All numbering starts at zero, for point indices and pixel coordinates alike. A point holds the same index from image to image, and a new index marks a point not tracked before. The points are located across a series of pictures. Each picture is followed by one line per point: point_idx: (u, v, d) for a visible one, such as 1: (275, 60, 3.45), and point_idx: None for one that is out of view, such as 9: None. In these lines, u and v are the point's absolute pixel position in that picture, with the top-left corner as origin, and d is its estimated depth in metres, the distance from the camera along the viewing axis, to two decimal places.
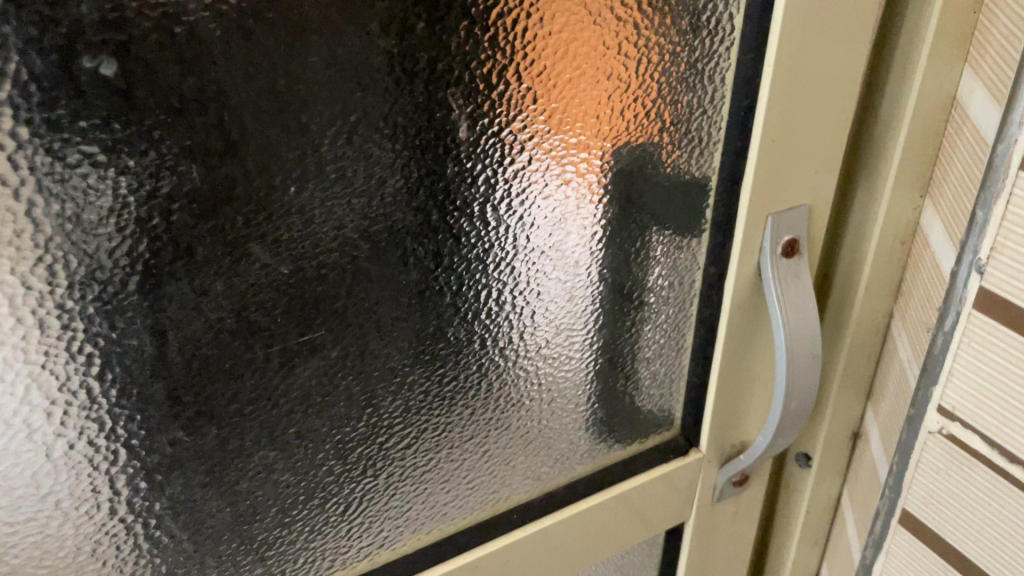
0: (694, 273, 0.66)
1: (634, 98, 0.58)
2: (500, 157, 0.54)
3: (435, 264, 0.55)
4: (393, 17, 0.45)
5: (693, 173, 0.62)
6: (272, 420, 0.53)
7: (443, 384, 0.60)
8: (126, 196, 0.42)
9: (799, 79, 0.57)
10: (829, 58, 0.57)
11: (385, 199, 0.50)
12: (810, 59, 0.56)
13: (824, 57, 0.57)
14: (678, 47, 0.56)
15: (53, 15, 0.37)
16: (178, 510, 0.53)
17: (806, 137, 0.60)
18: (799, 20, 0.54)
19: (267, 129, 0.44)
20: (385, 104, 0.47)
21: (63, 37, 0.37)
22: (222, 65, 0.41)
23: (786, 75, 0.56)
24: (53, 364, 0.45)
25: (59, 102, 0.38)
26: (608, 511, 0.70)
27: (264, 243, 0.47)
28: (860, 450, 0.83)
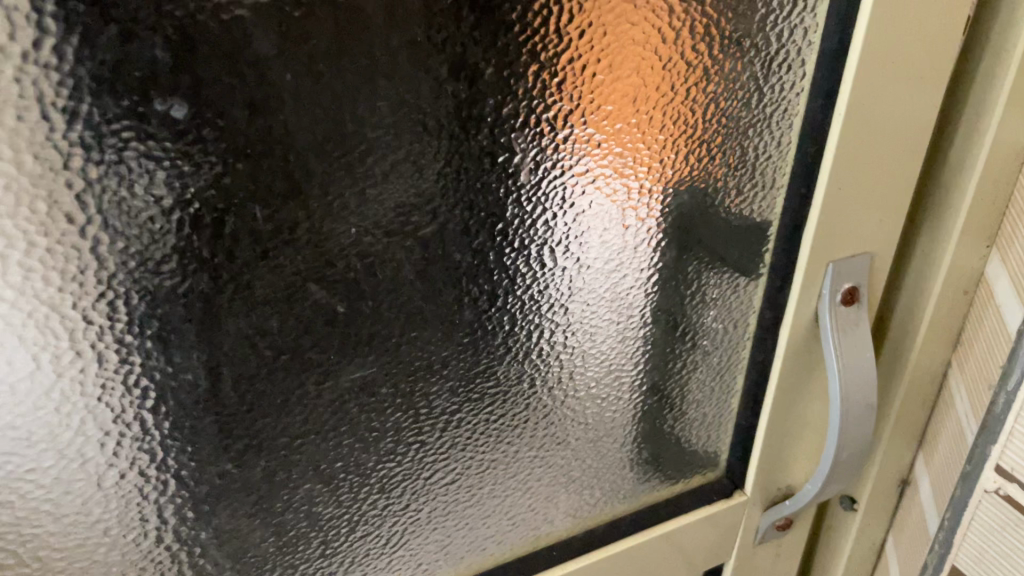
0: (749, 315, 0.64)
1: (699, 142, 0.57)
2: (559, 199, 0.53)
3: (490, 304, 0.54)
4: (463, 61, 0.45)
5: (754, 215, 0.60)
6: (320, 454, 0.53)
7: (491, 422, 0.60)
8: (191, 237, 0.42)
9: (870, 130, 0.55)
10: (899, 109, 0.55)
11: (444, 240, 0.50)
12: (880, 112, 0.54)
13: (897, 107, 0.55)
14: (746, 92, 0.55)
15: (129, 60, 0.37)
16: (223, 540, 0.52)
17: (873, 186, 0.59)
18: (875, 73, 0.52)
19: (332, 171, 0.44)
20: (449, 145, 0.47)
21: (137, 81, 0.37)
22: (290, 108, 0.41)
23: (858, 127, 0.54)
24: (110, 396, 0.45)
25: (129, 143, 0.38)
26: (652, 552, 0.68)
27: (324, 283, 0.47)
28: (909, 498, 0.81)
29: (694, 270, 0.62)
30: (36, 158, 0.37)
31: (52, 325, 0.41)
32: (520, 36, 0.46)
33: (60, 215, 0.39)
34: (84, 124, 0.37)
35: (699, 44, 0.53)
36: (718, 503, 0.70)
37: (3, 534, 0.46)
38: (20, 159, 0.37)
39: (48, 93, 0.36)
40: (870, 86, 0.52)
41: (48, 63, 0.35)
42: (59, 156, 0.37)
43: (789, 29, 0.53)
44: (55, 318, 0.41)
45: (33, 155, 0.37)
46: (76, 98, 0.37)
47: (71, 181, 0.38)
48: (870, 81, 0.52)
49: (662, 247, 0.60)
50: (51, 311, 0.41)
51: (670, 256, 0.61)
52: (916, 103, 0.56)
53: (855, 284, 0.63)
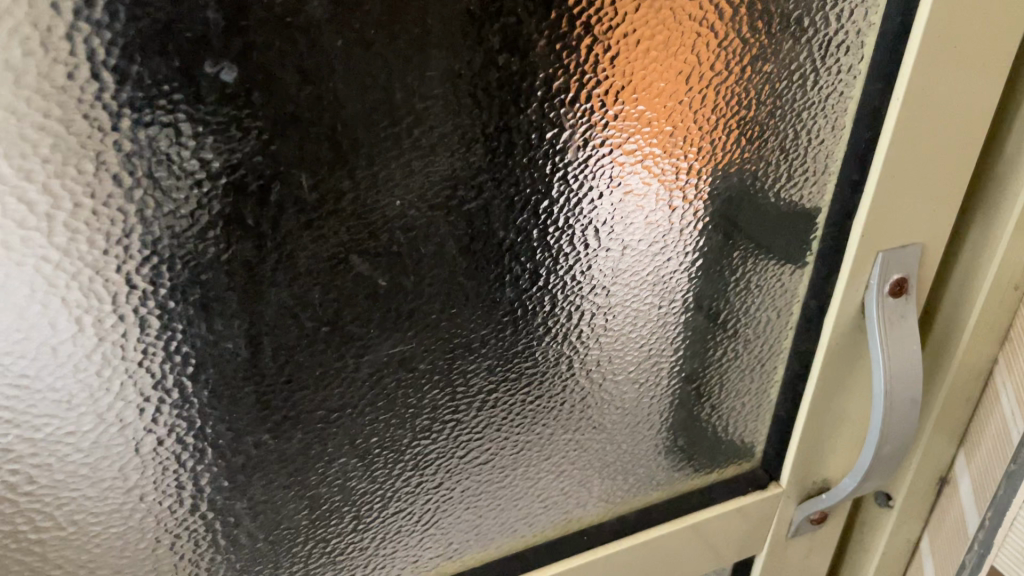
0: (791, 304, 0.63)
1: (750, 123, 0.55)
2: (607, 178, 0.52)
3: (531, 283, 0.54)
4: (515, 32, 0.44)
5: (802, 201, 0.59)
6: (355, 429, 0.52)
7: (527, 402, 0.59)
8: (238, 203, 0.41)
9: (929, 117, 0.53)
10: (960, 96, 0.54)
11: (488, 216, 0.49)
12: (940, 99, 0.53)
13: (959, 94, 0.54)
14: (801, 73, 0.54)
15: (181, 20, 0.36)
16: (257, 511, 0.52)
17: (928, 174, 0.57)
18: (938, 58, 0.50)
19: (379, 141, 0.43)
20: (498, 121, 0.46)
21: (187, 41, 0.37)
22: (340, 76, 0.41)
23: (917, 112, 0.52)
24: (150, 361, 0.44)
25: (178, 105, 0.38)
26: (683, 540, 0.67)
27: (367, 256, 0.46)
28: (947, 496, 0.79)
29: (738, 256, 0.61)
30: (84, 118, 0.37)
31: (95, 288, 0.41)
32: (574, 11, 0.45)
33: (106, 176, 0.38)
34: (133, 84, 0.37)
35: (755, 22, 0.51)
36: (753, 494, 0.69)
37: (41, 496, 0.46)
38: (69, 118, 0.36)
39: (99, 52, 0.35)
40: (931, 72, 0.51)
41: (99, 20, 0.35)
42: (107, 116, 0.37)
43: (850, 8, 0.51)
44: (98, 281, 0.41)
45: (82, 115, 0.37)
46: (126, 58, 0.36)
47: (118, 143, 0.38)
48: (931, 66, 0.50)
49: (706, 230, 0.59)
50: (95, 274, 0.41)
51: (714, 242, 0.60)
52: (977, 92, 0.54)
53: (904, 275, 0.61)
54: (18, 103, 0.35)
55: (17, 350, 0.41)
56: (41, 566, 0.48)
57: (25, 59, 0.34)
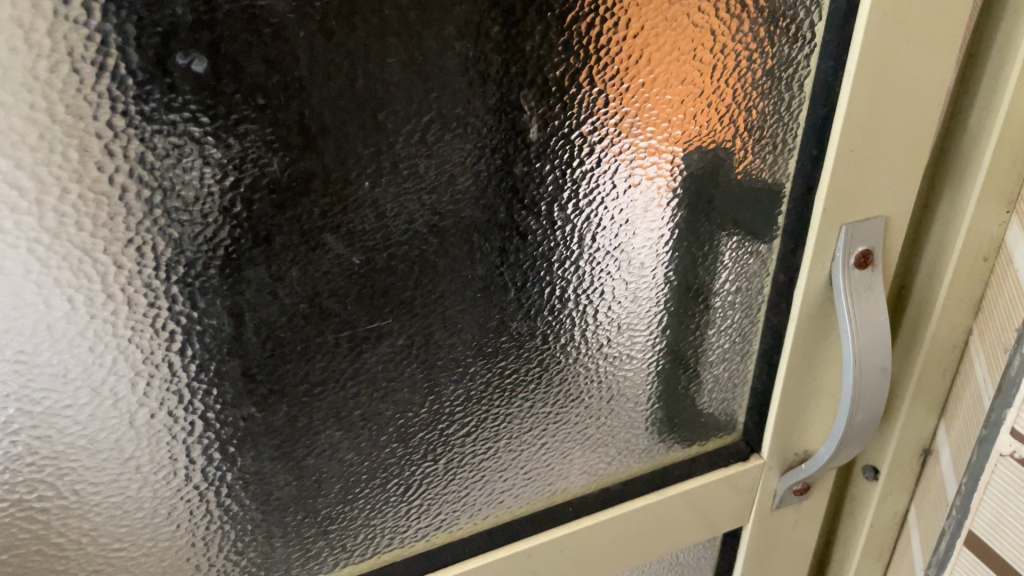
0: (763, 279, 0.66)
1: (708, 103, 0.58)
2: (570, 159, 0.55)
3: (502, 260, 0.56)
4: (470, 20, 0.47)
5: (767, 176, 0.61)
6: (339, 402, 0.55)
7: (504, 375, 0.61)
8: (216, 186, 0.45)
9: (882, 92, 0.55)
10: (912, 70, 0.56)
11: (454, 196, 0.52)
12: (892, 73, 0.55)
13: (911, 70, 0.56)
14: (753, 54, 0.57)
15: (153, 15, 0.39)
16: (248, 481, 0.55)
17: (885, 149, 0.59)
18: (885, 34, 0.53)
19: (345, 126, 0.47)
20: (459, 105, 0.49)
21: (158, 34, 0.40)
22: (304, 64, 0.44)
23: (869, 86, 0.54)
24: (140, 338, 0.48)
25: (154, 95, 0.41)
26: (668, 509, 0.70)
27: (339, 235, 0.49)
28: (930, 467, 0.81)
29: (710, 232, 0.64)
30: (67, 108, 0.40)
31: (85, 268, 0.44)
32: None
33: (90, 163, 0.42)
34: (111, 75, 0.40)
35: (705, 5, 0.54)
36: (734, 465, 0.72)
37: (42, 467, 0.49)
38: (53, 109, 0.40)
39: (79, 47, 0.39)
40: (880, 46, 0.53)
41: (77, 18, 0.38)
42: (88, 107, 0.40)
43: None
44: (87, 262, 0.44)
45: (64, 106, 0.40)
46: (102, 52, 0.39)
47: (100, 132, 0.41)
48: (881, 40, 0.53)
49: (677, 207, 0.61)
50: (83, 255, 0.44)
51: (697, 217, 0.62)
52: (931, 66, 0.57)
53: (870, 248, 0.64)
54: (4, 96, 0.38)
55: (14, 328, 0.44)
56: (45, 534, 0.51)
57: (10, 55, 0.38)
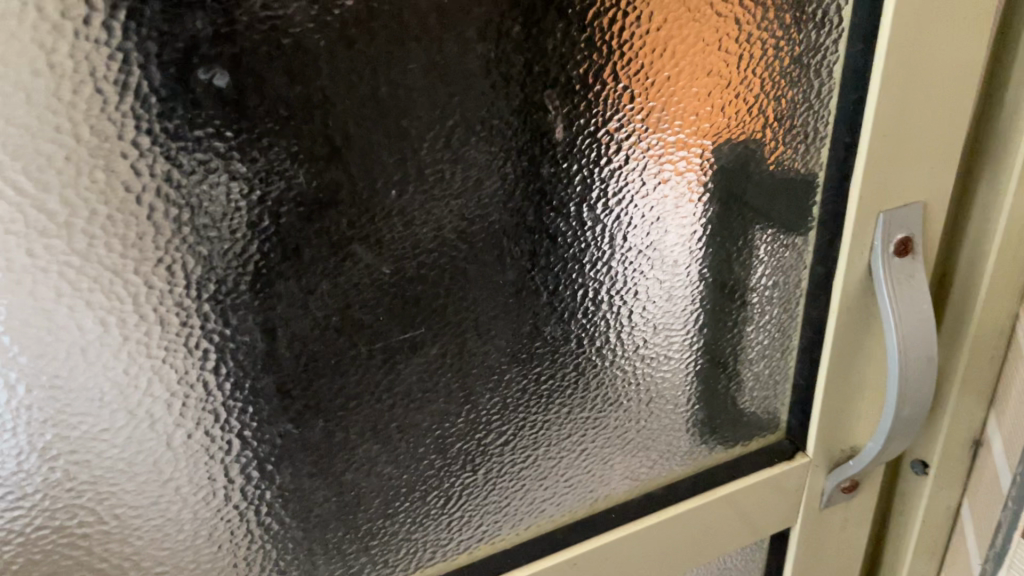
0: (800, 271, 0.64)
1: (735, 94, 0.57)
2: (598, 158, 0.54)
3: (532, 264, 0.55)
4: (490, 21, 0.46)
5: (799, 168, 0.60)
6: (375, 414, 0.55)
7: (540, 382, 0.60)
8: (243, 201, 0.44)
9: (913, 76, 0.54)
10: (943, 52, 0.55)
11: (482, 201, 0.51)
12: (923, 56, 0.54)
13: (942, 51, 0.54)
14: (777, 42, 0.56)
15: (174, 31, 0.39)
16: (288, 498, 0.55)
17: (920, 133, 0.58)
18: (914, 16, 0.51)
19: (370, 135, 0.46)
20: (482, 107, 0.49)
21: (179, 50, 0.40)
22: (326, 73, 0.43)
23: (900, 71, 0.53)
24: (174, 358, 0.47)
25: (177, 111, 0.41)
26: (713, 512, 0.68)
27: (368, 245, 0.49)
28: (982, 458, 0.78)
29: (743, 226, 0.62)
30: (93, 129, 0.40)
31: (117, 290, 0.44)
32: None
33: (118, 183, 0.42)
34: (133, 94, 0.40)
35: None
36: (778, 465, 0.70)
37: (82, 492, 0.49)
38: (78, 132, 0.40)
39: (101, 67, 0.39)
40: (910, 29, 0.52)
41: (98, 38, 0.38)
42: (113, 127, 0.40)
43: None
44: (119, 283, 0.44)
45: (90, 127, 0.40)
46: (125, 70, 0.39)
47: (125, 151, 0.41)
48: (911, 21, 0.51)
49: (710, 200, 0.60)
50: (114, 277, 0.44)
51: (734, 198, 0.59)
52: (964, 46, 0.55)
53: (909, 235, 0.62)
54: (30, 120, 0.38)
55: (49, 353, 0.44)
56: (88, 560, 0.51)
57: (34, 79, 0.38)
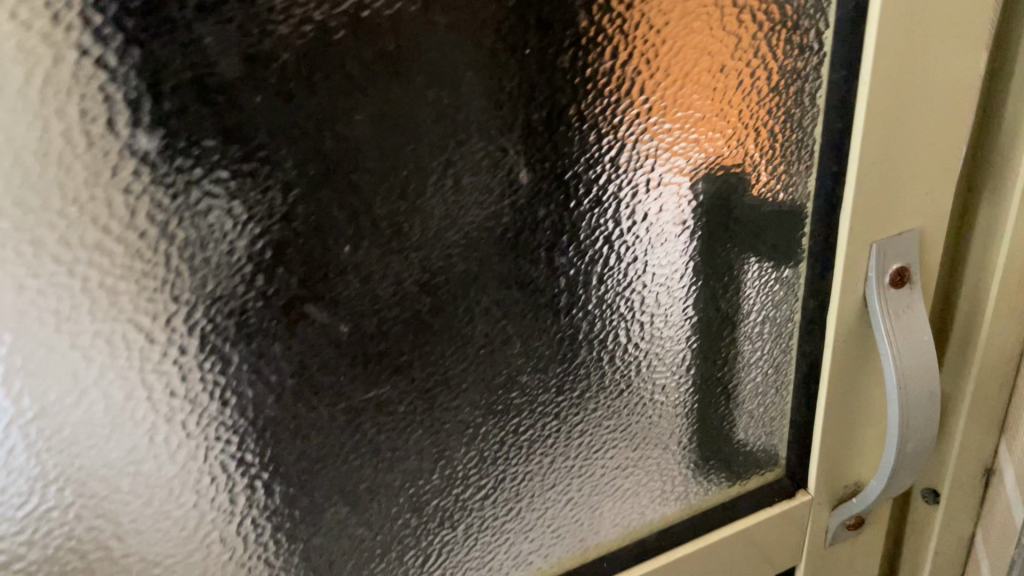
0: (793, 306, 0.61)
1: (715, 126, 0.54)
2: (567, 201, 0.51)
3: (503, 314, 0.53)
4: (441, 66, 0.44)
5: (780, 200, 0.57)
6: (342, 477, 0.52)
7: (519, 433, 0.57)
8: (186, 265, 0.42)
9: (901, 102, 0.51)
10: (932, 76, 0.51)
11: (444, 252, 0.49)
12: (911, 82, 0.50)
13: (931, 75, 0.51)
14: (756, 68, 0.52)
15: (105, 93, 0.37)
16: (253, 568, 0.52)
17: (911, 161, 0.54)
18: (899, 40, 0.48)
19: (317, 191, 0.43)
20: (439, 155, 0.46)
21: (109, 112, 0.38)
22: (265, 130, 0.41)
23: (887, 98, 0.50)
24: (120, 432, 0.44)
25: (110, 174, 0.39)
26: (712, 561, 0.64)
27: (323, 304, 0.46)
28: (994, 489, 0.74)
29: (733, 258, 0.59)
30: (14, 201, 0.37)
31: (53, 365, 0.41)
32: (503, 32, 0.44)
33: (46, 256, 0.39)
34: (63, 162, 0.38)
35: (700, 23, 0.49)
36: (780, 503, 0.66)
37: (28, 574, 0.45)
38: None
39: (20, 134, 0.36)
40: (895, 54, 0.48)
41: (13, 107, 0.36)
42: (37, 198, 0.38)
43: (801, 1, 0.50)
44: (54, 358, 0.41)
45: (11, 199, 0.37)
46: (46, 139, 0.37)
47: (52, 222, 0.38)
48: (896, 47, 0.48)
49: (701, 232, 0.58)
50: (49, 351, 0.41)
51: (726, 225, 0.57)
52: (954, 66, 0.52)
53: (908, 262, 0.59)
54: None
55: None
56: None
57: None
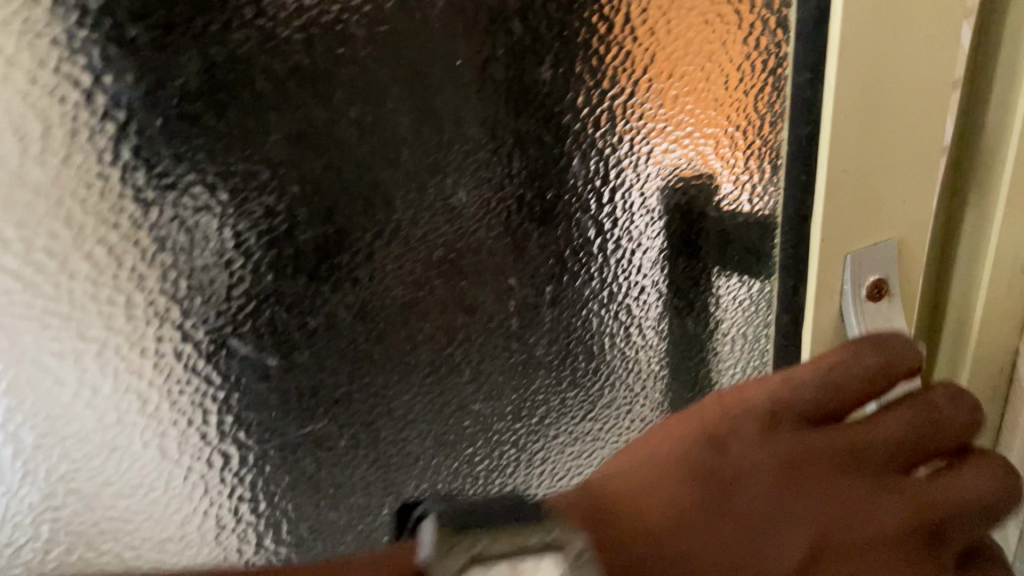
0: (770, 333, 0.47)
1: (666, 134, 0.48)
2: (511, 218, 0.48)
3: (448, 341, 0.50)
4: (361, 82, 0.42)
5: (746, 209, 0.46)
6: (279, 515, 0.50)
7: (474, 464, 0.54)
8: (151, 291, 0.41)
9: (880, 95, 0.38)
10: (912, 49, 0.37)
11: (379, 278, 0.46)
12: (892, 61, 0.37)
13: (918, 54, 0.38)
14: (711, 73, 0.44)
15: (60, 109, 0.36)
16: None
17: (892, 153, 0.39)
18: (873, 19, 0.36)
19: (231, 217, 0.41)
20: (366, 176, 0.44)
21: (66, 128, 0.36)
22: (168, 154, 0.38)
23: (863, 96, 0.37)
24: (31, 478, 0.41)
25: (69, 196, 0.37)
26: None
27: (247, 336, 0.44)
28: None
29: (682, 271, 0.52)
30: None
31: None
32: (464, 48, 0.44)
33: None
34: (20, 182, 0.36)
35: (635, 29, 0.45)
36: None
37: None
38: None
39: None
40: (868, 39, 0.36)
41: None
42: None
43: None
44: None
45: None
46: None
47: None
48: (865, 63, 0.36)
49: (665, 248, 0.52)
50: None
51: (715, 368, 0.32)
52: (941, 92, 0.39)
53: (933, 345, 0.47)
54: None
55: None
56: None
57: None
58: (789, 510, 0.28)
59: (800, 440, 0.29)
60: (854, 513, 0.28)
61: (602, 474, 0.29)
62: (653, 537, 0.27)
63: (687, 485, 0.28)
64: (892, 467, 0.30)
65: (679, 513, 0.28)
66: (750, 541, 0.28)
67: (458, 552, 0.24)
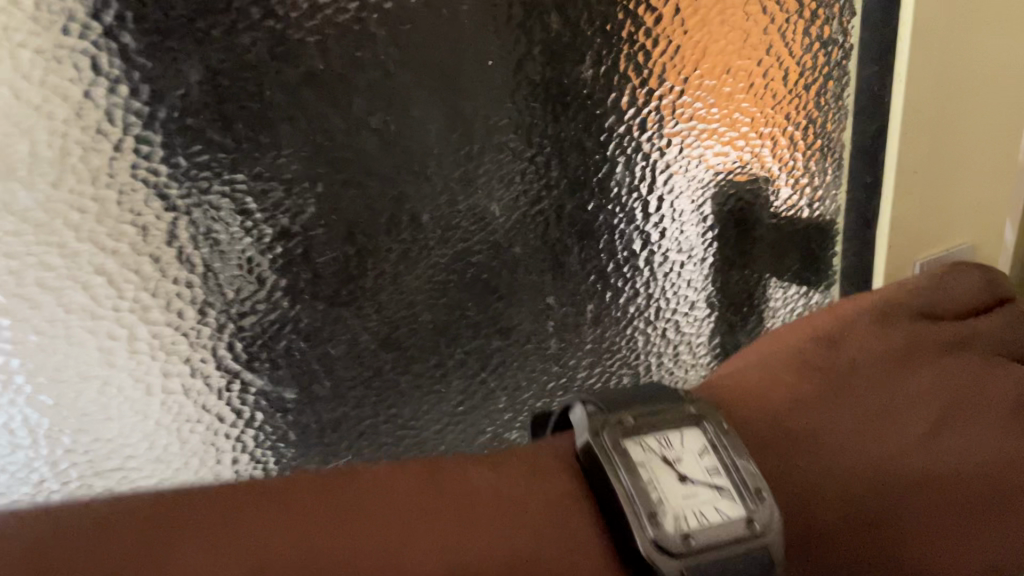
0: None
1: (721, 131, 0.44)
2: (545, 230, 0.45)
3: (481, 367, 0.46)
4: (381, 93, 0.40)
5: (805, 215, 0.46)
6: None
7: None
8: (177, 311, 0.39)
9: (941, 117, 0.40)
10: (969, 73, 0.39)
11: (404, 297, 0.44)
12: (949, 84, 0.39)
13: (974, 75, 0.39)
14: (769, 67, 0.43)
15: (80, 132, 0.35)
16: None
17: (956, 168, 0.42)
18: (933, 51, 0.38)
19: (241, 237, 0.39)
20: (389, 189, 0.42)
21: (82, 148, 0.36)
22: (169, 173, 0.37)
23: (922, 120, 0.39)
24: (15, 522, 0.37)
25: (87, 211, 0.36)
26: None
27: (263, 363, 0.41)
28: None
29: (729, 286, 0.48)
30: None
31: None
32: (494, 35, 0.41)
33: None
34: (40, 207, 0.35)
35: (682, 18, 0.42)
36: None
37: None
38: None
39: None
40: (929, 69, 0.38)
41: None
42: None
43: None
44: None
45: None
46: None
47: None
48: (925, 92, 0.39)
49: (715, 258, 0.47)
50: None
51: (746, 450, 0.27)
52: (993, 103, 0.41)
53: None
54: None
55: None
56: None
57: None
58: (893, 380, 0.36)
59: (898, 333, 0.39)
60: (936, 383, 0.37)
61: (737, 365, 0.38)
62: (786, 404, 0.34)
63: (804, 386, 0.35)
64: (972, 345, 0.39)
65: (802, 398, 0.35)
66: (863, 417, 0.34)
67: (609, 426, 0.26)
